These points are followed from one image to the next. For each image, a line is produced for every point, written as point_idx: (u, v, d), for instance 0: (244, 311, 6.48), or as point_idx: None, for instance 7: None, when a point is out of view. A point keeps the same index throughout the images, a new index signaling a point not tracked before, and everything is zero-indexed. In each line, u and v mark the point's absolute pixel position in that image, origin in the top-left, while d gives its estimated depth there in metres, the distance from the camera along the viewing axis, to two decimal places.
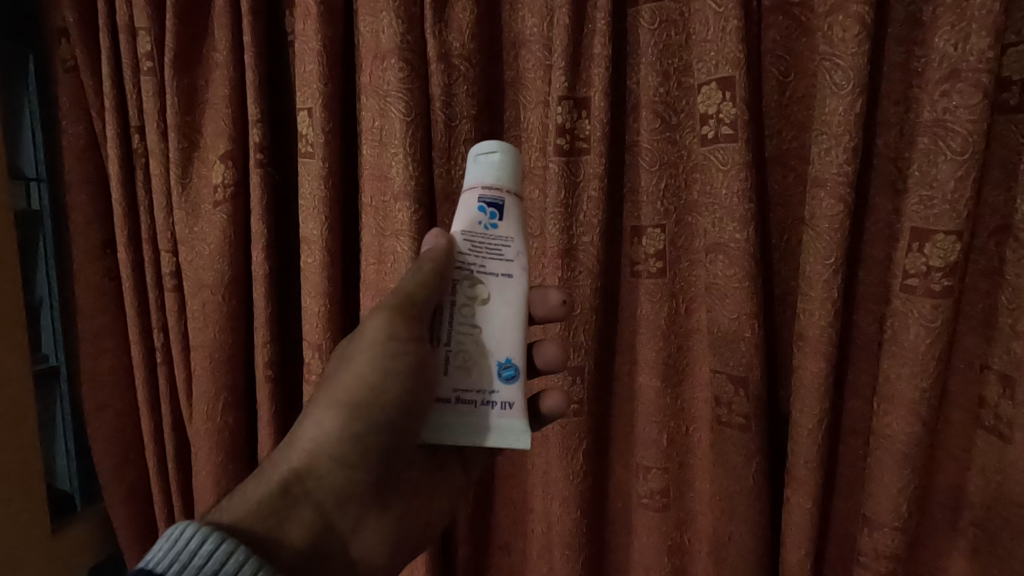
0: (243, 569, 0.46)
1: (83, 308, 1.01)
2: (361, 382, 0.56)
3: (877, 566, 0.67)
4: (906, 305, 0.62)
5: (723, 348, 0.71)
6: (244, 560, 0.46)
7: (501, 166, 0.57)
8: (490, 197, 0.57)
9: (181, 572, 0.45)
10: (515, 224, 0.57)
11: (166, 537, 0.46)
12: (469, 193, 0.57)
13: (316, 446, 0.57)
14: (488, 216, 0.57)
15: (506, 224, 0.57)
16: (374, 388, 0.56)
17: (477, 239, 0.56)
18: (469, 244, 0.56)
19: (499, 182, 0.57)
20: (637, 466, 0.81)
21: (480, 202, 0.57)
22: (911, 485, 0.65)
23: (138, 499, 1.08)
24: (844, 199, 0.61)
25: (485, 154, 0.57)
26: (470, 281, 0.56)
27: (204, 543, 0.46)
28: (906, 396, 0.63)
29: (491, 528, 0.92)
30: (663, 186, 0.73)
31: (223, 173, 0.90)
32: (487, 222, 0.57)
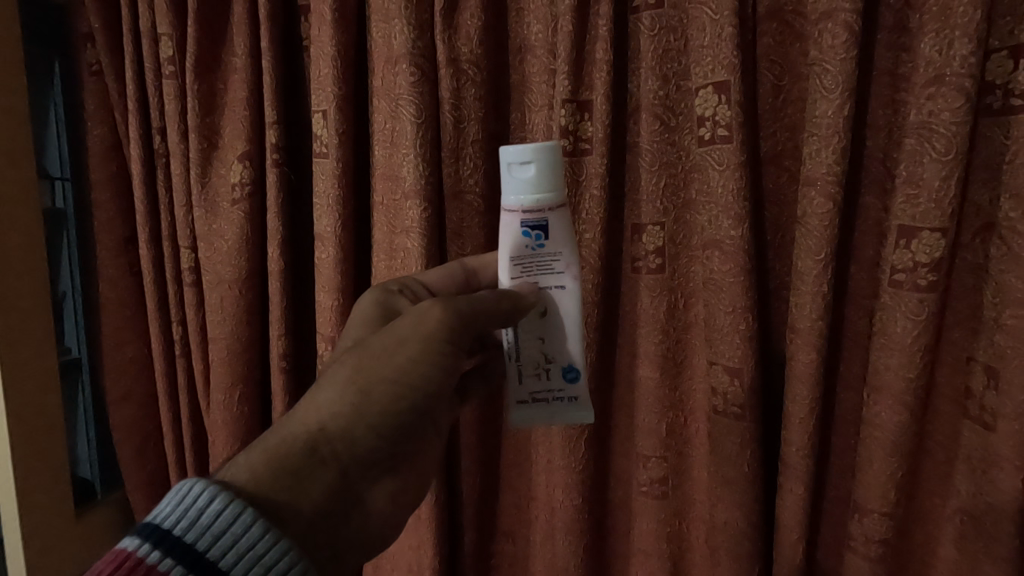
0: (253, 531, 0.41)
1: (107, 302, 1.06)
2: (392, 349, 0.54)
3: (866, 551, 0.70)
4: (893, 299, 0.65)
5: (719, 340, 0.74)
6: (254, 522, 0.42)
7: (537, 183, 0.56)
8: (532, 221, 0.56)
9: (189, 531, 0.40)
10: (562, 239, 0.58)
11: (174, 492, 0.42)
12: (510, 217, 0.57)
13: (337, 406, 0.51)
14: (534, 238, 0.57)
15: (552, 242, 0.57)
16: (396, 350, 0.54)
17: (527, 262, 0.58)
18: (520, 268, 0.58)
19: (539, 202, 0.56)
20: (637, 455, 0.84)
21: (523, 226, 0.57)
22: (900, 472, 0.68)
23: (157, 486, 1.12)
24: (834, 198, 0.64)
25: (522, 169, 0.55)
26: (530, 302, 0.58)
27: (214, 501, 0.41)
28: (894, 386, 0.66)
29: (496, 515, 0.95)
30: (663, 186, 0.76)
31: (240, 172, 0.94)
32: (534, 245, 0.57)
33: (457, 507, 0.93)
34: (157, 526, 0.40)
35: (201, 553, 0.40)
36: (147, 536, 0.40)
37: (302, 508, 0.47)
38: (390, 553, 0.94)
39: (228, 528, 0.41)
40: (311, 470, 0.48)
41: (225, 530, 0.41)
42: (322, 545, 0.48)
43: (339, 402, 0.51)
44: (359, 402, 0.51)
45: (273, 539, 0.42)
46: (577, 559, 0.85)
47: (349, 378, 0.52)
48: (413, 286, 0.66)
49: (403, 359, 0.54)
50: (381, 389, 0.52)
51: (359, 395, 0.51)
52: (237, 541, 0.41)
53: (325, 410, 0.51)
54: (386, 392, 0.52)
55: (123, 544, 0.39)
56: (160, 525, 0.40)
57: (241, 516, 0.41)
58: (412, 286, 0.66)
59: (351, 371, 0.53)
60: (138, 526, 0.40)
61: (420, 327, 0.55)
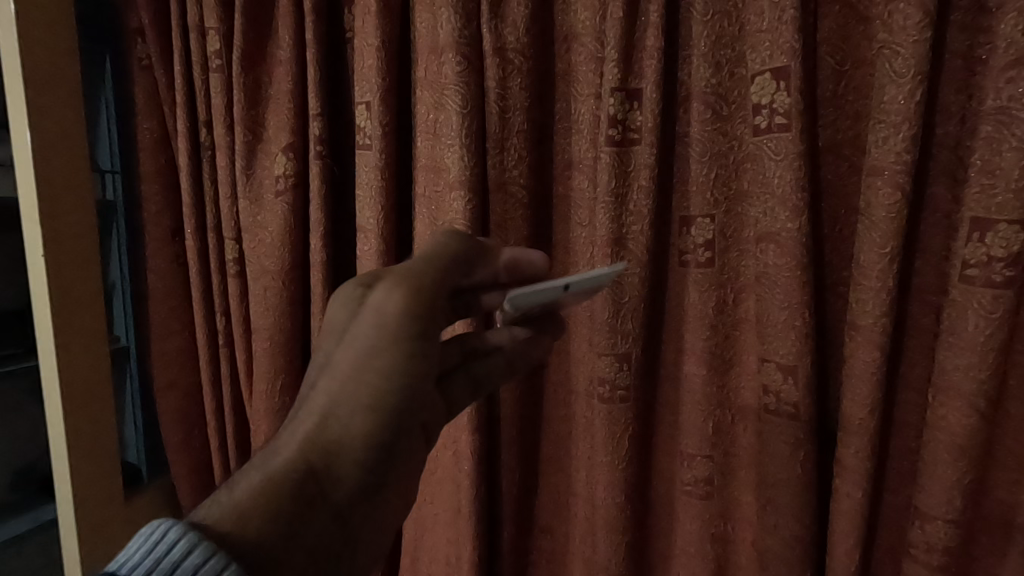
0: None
1: (155, 292, 1.08)
2: (373, 369, 0.50)
3: (928, 559, 0.67)
4: (964, 295, 0.62)
5: (772, 337, 0.72)
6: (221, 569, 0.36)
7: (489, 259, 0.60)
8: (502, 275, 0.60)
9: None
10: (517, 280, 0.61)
11: (139, 534, 0.37)
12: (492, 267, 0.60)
13: (317, 433, 0.48)
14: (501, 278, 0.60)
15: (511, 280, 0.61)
16: (385, 372, 0.50)
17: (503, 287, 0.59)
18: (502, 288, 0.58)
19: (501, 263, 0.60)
20: (682, 454, 0.82)
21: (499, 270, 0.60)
22: (967, 477, 0.64)
23: (200, 472, 1.15)
24: (902, 188, 0.61)
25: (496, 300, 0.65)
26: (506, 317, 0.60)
27: (177, 545, 0.36)
28: (963, 388, 0.62)
29: (535, 510, 0.95)
30: (714, 176, 0.74)
31: (285, 164, 0.95)
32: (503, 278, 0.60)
33: (497, 500, 0.93)
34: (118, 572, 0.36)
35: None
36: None
37: (294, 548, 0.42)
38: (428, 546, 0.94)
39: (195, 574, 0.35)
40: (310, 497, 0.46)
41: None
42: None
43: (322, 417, 0.49)
44: (341, 425, 0.49)
45: None
46: (619, 558, 0.84)
47: (329, 395, 0.49)
48: (386, 284, 0.56)
49: (388, 370, 0.50)
50: (366, 407, 0.49)
51: (338, 419, 0.49)
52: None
53: (308, 424, 0.49)
54: (375, 400, 0.50)
55: None
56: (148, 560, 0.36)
57: (211, 559, 0.36)
58: (386, 285, 0.55)
59: (329, 391, 0.49)
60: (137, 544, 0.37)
61: (398, 326, 0.50)
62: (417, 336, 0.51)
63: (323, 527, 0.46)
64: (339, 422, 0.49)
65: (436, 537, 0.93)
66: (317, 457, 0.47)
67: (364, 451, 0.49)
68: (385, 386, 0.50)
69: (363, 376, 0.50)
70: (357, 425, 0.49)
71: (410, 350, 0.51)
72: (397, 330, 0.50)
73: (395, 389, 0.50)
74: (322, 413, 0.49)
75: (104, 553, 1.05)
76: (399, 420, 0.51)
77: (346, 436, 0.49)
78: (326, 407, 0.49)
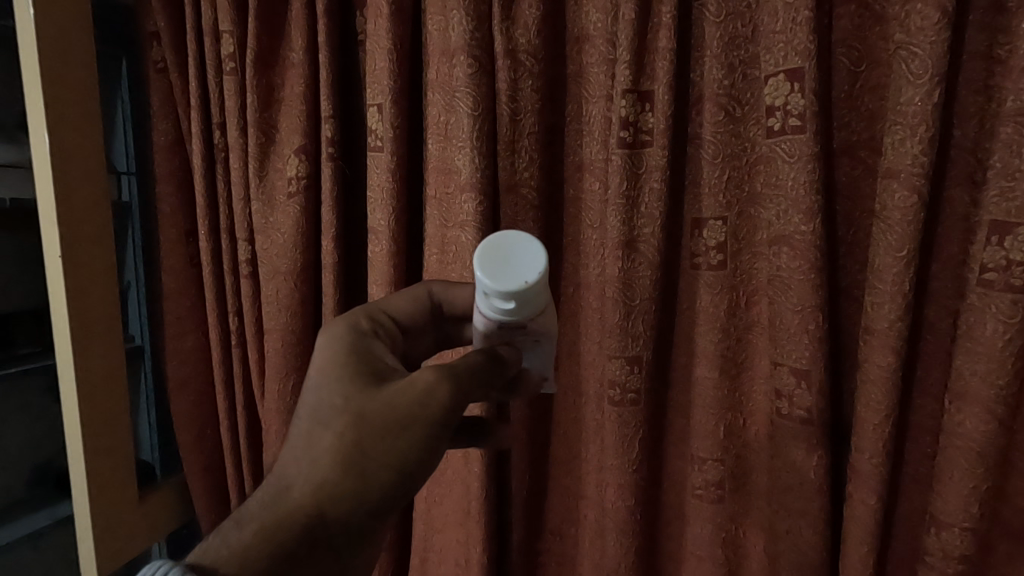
0: None
1: (169, 292, 1.10)
2: (390, 422, 0.48)
3: (944, 567, 0.66)
4: (982, 300, 0.61)
5: (785, 340, 0.71)
6: None
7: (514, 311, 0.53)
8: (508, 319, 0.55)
9: None
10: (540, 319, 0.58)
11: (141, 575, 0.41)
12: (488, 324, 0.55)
13: (330, 481, 0.46)
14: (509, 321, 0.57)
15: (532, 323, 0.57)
16: (403, 426, 0.48)
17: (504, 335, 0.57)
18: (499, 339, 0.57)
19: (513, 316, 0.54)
20: (693, 458, 0.81)
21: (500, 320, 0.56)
22: (985, 484, 0.63)
23: (213, 470, 1.16)
24: (919, 190, 0.60)
25: (502, 303, 0.53)
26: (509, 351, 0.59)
27: None
28: (981, 394, 0.61)
29: (545, 512, 0.95)
30: (726, 178, 0.73)
31: (297, 166, 0.95)
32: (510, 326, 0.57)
33: (507, 502, 0.93)
34: None
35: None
36: None
37: None
38: (437, 547, 0.94)
39: None
40: (303, 553, 0.44)
41: None
42: None
43: (326, 475, 0.47)
44: (354, 474, 0.47)
45: None
46: (629, 561, 0.83)
47: (342, 443, 0.47)
48: (381, 320, 0.60)
49: (401, 431, 0.48)
50: (378, 462, 0.48)
51: (353, 469, 0.47)
52: None
53: (314, 481, 0.46)
54: (386, 467, 0.48)
55: None
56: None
57: None
58: (382, 321, 0.60)
59: (343, 439, 0.47)
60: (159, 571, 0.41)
61: (419, 397, 0.49)
62: (439, 387, 0.49)
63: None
64: (344, 486, 0.47)
65: (446, 538, 0.93)
66: (317, 519, 0.45)
67: (367, 515, 0.47)
68: (401, 441, 0.48)
69: (376, 442, 0.48)
70: (369, 475, 0.47)
71: (426, 421, 0.49)
72: (416, 399, 0.49)
73: (405, 457, 0.48)
74: (329, 469, 0.47)
75: (119, 551, 1.06)
76: (406, 488, 0.49)
77: (351, 496, 0.47)
78: (334, 465, 0.47)
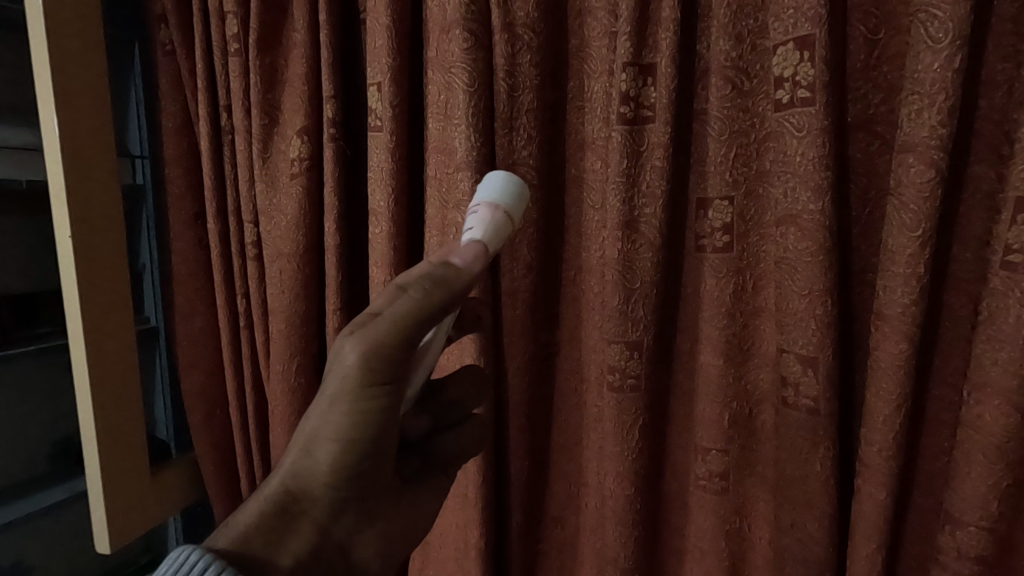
0: None
1: (179, 274, 1.11)
2: (338, 415, 0.52)
3: (959, 566, 0.62)
4: (1005, 284, 0.57)
5: (790, 327, 0.68)
6: None
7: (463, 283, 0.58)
8: None
9: None
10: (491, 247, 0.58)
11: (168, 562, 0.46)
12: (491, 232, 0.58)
13: (306, 468, 0.56)
14: None
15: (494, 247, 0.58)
16: (353, 417, 0.52)
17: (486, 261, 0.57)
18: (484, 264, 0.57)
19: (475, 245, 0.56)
20: (696, 447, 0.79)
21: None
22: (1005, 481, 0.59)
23: (223, 450, 1.18)
24: (936, 165, 0.56)
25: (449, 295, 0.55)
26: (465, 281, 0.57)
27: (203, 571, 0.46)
28: (1002, 385, 0.57)
29: (546, 499, 0.94)
30: (732, 156, 0.70)
31: (299, 147, 0.95)
32: None
33: (505, 488, 0.92)
34: None
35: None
36: None
37: (282, 554, 0.54)
38: (436, 532, 0.94)
39: None
40: (290, 526, 0.55)
41: None
42: None
43: (300, 461, 0.56)
44: (326, 463, 0.55)
45: None
46: (629, 551, 0.82)
47: (311, 437, 0.55)
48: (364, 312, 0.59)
49: (351, 416, 0.52)
50: (340, 448, 0.54)
51: (326, 457, 0.55)
52: None
53: (292, 471, 0.56)
54: (340, 450, 0.54)
55: None
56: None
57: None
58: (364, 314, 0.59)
59: (311, 434, 0.55)
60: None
61: (352, 372, 0.51)
62: (364, 359, 0.50)
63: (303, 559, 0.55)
64: (310, 473, 0.56)
65: (446, 522, 0.93)
66: (295, 499, 0.56)
67: (338, 488, 0.56)
68: (355, 431, 0.53)
69: (331, 429, 0.53)
70: (335, 466, 0.55)
71: (364, 403, 0.52)
72: (354, 380, 0.51)
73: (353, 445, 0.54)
74: (302, 463, 0.56)
75: (132, 528, 1.08)
76: (367, 460, 0.56)
77: (323, 478, 0.55)
78: (305, 457, 0.55)
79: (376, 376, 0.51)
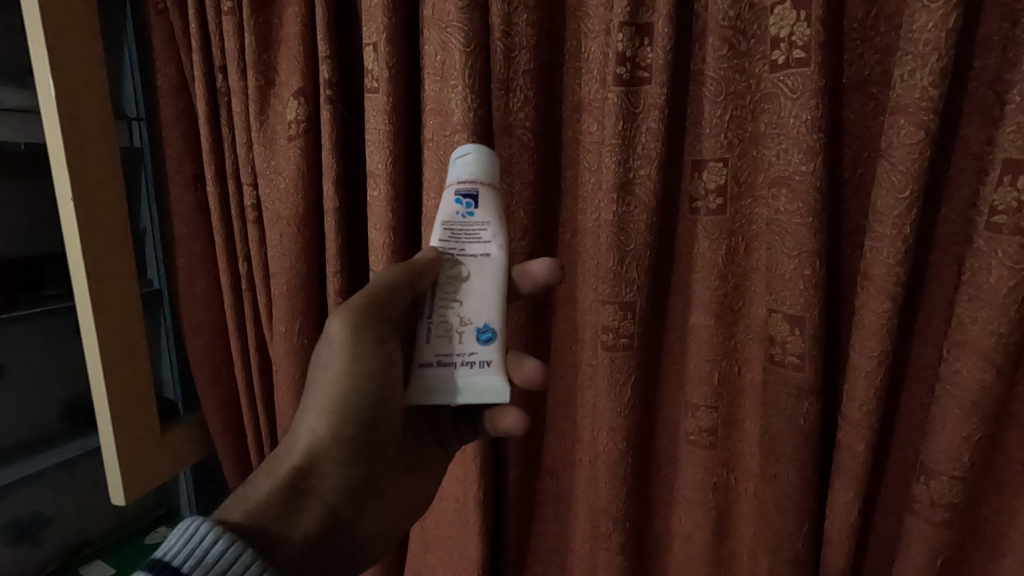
0: (249, 570, 0.47)
1: (181, 237, 1.12)
2: (339, 383, 0.58)
3: (931, 514, 0.66)
4: (988, 245, 0.58)
5: (779, 287, 0.70)
6: (250, 562, 0.47)
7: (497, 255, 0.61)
8: (465, 189, 0.61)
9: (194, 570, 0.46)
10: (491, 210, 0.62)
11: (178, 536, 0.47)
12: (448, 190, 0.62)
13: (310, 445, 0.59)
14: (465, 206, 0.61)
15: (482, 210, 0.61)
16: (355, 383, 0.59)
17: (456, 227, 0.61)
18: (448, 232, 0.61)
19: (474, 177, 0.61)
20: (687, 404, 0.82)
21: (457, 194, 0.61)
22: (978, 433, 0.62)
23: (230, 408, 1.22)
24: (926, 127, 0.56)
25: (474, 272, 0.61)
26: (450, 263, 0.60)
27: (216, 542, 0.47)
28: (980, 342, 0.59)
29: (542, 453, 0.98)
30: (727, 118, 0.70)
31: (296, 109, 0.95)
32: (464, 211, 0.61)
33: (503, 443, 0.96)
34: (166, 563, 0.46)
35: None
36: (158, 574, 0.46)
37: (295, 532, 0.55)
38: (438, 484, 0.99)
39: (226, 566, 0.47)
40: (299, 503, 0.57)
41: (225, 568, 0.46)
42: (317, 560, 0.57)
43: (304, 439, 0.59)
44: (330, 437, 0.59)
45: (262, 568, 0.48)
46: (620, 502, 0.86)
47: (314, 414, 0.59)
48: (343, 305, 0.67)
49: (351, 384, 0.59)
50: (343, 416, 0.59)
51: (329, 430, 0.59)
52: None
53: (297, 449, 0.59)
54: (345, 419, 0.59)
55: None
56: (169, 561, 0.46)
57: (237, 555, 0.47)
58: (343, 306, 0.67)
59: (313, 412, 0.59)
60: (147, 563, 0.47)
61: (345, 342, 0.59)
62: (356, 329, 0.59)
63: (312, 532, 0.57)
64: (317, 449, 0.59)
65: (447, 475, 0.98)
66: (302, 477, 0.58)
67: (343, 461, 0.60)
68: (356, 399, 0.59)
69: (333, 399, 0.59)
70: (341, 437, 0.59)
71: (362, 371, 0.59)
72: (347, 349, 0.59)
73: (349, 414, 0.59)
74: (306, 441, 0.59)
75: (146, 482, 1.13)
76: (370, 431, 0.61)
77: (328, 451, 0.59)
78: (310, 434, 0.59)
79: (360, 342, 0.59)
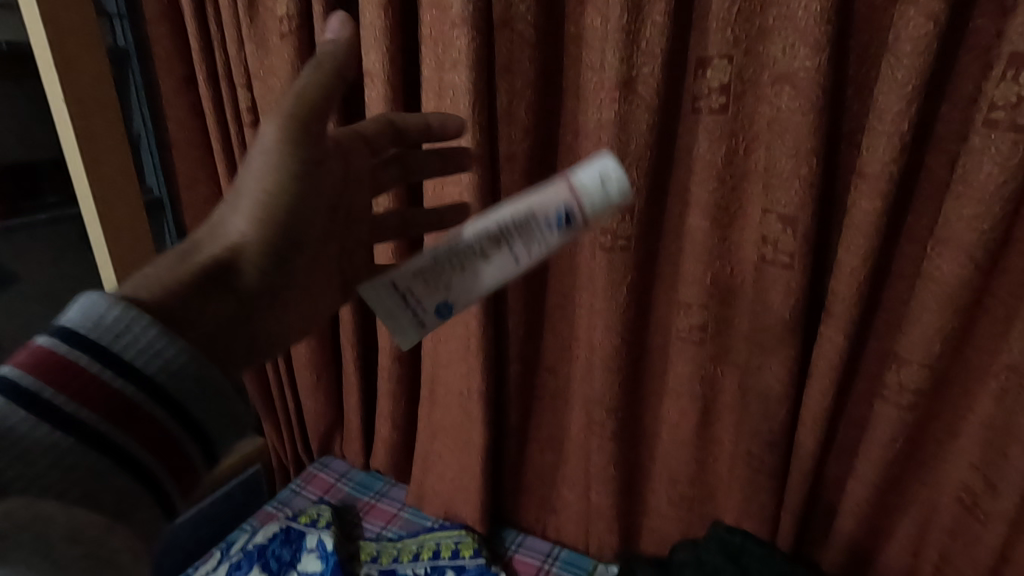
0: (147, 328, 0.41)
1: (178, 143, 1.11)
2: (268, 170, 0.53)
3: (897, 399, 0.73)
4: (983, 143, 0.59)
5: (775, 188, 0.72)
6: (147, 322, 0.41)
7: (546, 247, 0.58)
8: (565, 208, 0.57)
9: (92, 332, 0.40)
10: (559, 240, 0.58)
11: (75, 308, 0.40)
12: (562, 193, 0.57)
13: (236, 242, 0.52)
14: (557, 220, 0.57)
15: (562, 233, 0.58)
16: (281, 169, 0.54)
17: (540, 216, 0.57)
18: (541, 206, 0.57)
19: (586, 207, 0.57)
20: (680, 304, 0.86)
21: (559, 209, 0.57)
22: (950, 325, 0.67)
23: None
24: (935, 17, 0.55)
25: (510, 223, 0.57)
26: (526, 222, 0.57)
27: (112, 310, 0.41)
28: (962, 239, 0.62)
29: (541, 353, 1.03)
30: (736, 11, 0.68)
31: (286, 3, 0.90)
32: (553, 222, 0.57)
33: (504, 341, 1.02)
34: (70, 332, 0.39)
35: (117, 353, 0.40)
36: (63, 340, 0.39)
37: (205, 318, 0.48)
38: (445, 380, 1.07)
39: (135, 332, 0.41)
40: (213, 287, 0.50)
41: (130, 330, 0.40)
42: (223, 350, 0.49)
43: (230, 236, 0.53)
44: (262, 224, 0.53)
45: (161, 330, 0.41)
46: (613, 394, 0.93)
47: (239, 216, 0.53)
48: None
49: (276, 170, 0.54)
50: (276, 212, 0.54)
51: (258, 220, 0.53)
52: (137, 338, 0.40)
53: (209, 242, 0.52)
54: (274, 215, 0.54)
55: (40, 345, 0.39)
56: (76, 332, 0.40)
57: (136, 316, 0.41)
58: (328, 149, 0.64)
59: (240, 213, 0.53)
60: (46, 329, 0.40)
61: (274, 138, 0.53)
62: (287, 118, 0.53)
63: (219, 312, 0.49)
64: (240, 241, 0.53)
65: (452, 371, 1.05)
66: (219, 263, 0.51)
67: (269, 254, 0.54)
68: (284, 196, 0.54)
69: (261, 189, 0.54)
70: (270, 228, 0.54)
71: (291, 163, 0.54)
72: (276, 138, 0.53)
73: (275, 207, 0.54)
74: (228, 236, 0.53)
75: None
76: (294, 227, 0.56)
77: (256, 241, 0.53)
78: (240, 228, 0.53)
79: (296, 148, 0.54)
